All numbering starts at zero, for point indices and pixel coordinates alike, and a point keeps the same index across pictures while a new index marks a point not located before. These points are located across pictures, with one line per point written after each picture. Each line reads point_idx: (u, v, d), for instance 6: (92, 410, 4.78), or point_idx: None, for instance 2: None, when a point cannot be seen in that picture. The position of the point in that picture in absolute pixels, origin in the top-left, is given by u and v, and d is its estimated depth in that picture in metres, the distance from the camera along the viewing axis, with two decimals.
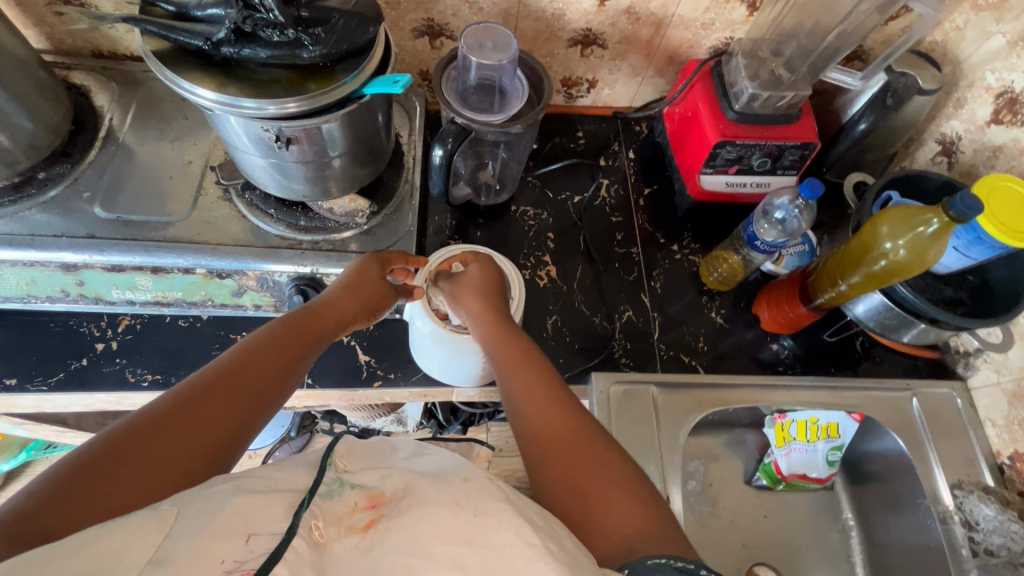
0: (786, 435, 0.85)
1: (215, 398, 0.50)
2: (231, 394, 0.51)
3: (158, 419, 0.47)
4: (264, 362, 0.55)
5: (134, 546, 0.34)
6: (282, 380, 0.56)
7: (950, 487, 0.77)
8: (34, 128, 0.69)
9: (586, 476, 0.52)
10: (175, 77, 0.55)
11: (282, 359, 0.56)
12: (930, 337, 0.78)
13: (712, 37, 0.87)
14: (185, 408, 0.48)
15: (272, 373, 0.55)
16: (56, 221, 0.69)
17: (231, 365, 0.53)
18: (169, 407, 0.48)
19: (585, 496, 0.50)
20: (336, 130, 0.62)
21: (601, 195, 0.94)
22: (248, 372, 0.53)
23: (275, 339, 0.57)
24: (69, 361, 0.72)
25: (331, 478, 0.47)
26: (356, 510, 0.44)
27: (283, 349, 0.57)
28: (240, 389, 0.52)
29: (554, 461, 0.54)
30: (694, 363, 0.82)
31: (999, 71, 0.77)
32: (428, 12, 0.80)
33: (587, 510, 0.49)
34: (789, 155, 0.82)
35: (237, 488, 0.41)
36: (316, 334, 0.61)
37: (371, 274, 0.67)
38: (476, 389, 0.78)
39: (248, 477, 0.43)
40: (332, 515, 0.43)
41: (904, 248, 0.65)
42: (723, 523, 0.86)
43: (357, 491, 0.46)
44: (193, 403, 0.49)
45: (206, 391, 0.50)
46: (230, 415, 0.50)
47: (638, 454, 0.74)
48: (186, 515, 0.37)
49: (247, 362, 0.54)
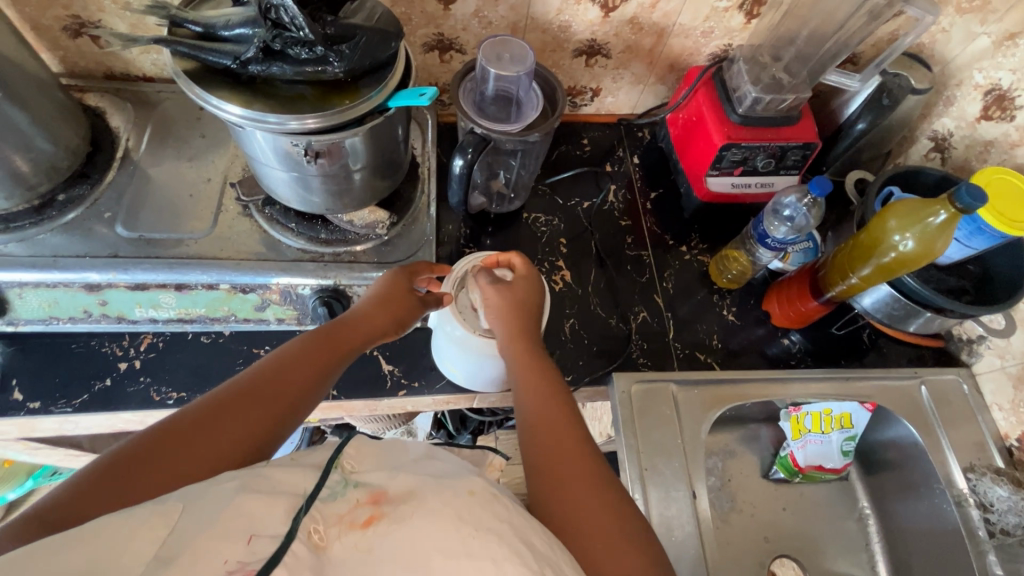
0: (801, 427, 0.87)
1: (247, 405, 0.51)
2: (263, 402, 0.52)
3: (192, 421, 0.48)
4: (293, 373, 0.55)
5: (141, 540, 0.36)
6: (310, 391, 0.56)
7: (962, 471, 0.79)
8: (55, 150, 0.69)
9: (586, 503, 0.49)
10: (204, 94, 0.56)
11: (311, 368, 0.57)
12: (935, 326, 0.81)
13: (712, 45, 0.90)
14: (219, 412, 0.49)
15: (303, 383, 0.56)
16: (77, 243, 0.69)
17: (267, 373, 0.54)
18: (205, 409, 0.49)
19: (579, 522, 0.48)
20: (359, 143, 0.63)
21: (610, 200, 0.96)
22: (281, 380, 0.54)
23: (305, 348, 0.58)
24: (92, 382, 0.71)
25: (336, 479, 0.46)
26: (358, 506, 0.43)
27: (312, 357, 0.58)
28: (272, 397, 0.53)
29: (559, 478, 0.51)
30: (709, 360, 0.84)
31: (987, 70, 0.81)
32: (439, 28, 0.82)
33: (584, 538, 0.47)
34: (792, 155, 0.85)
35: (242, 486, 0.42)
36: (343, 346, 0.61)
37: (398, 288, 0.67)
38: (498, 394, 0.78)
39: (259, 475, 0.44)
40: (334, 516, 0.42)
41: (912, 240, 0.68)
42: (745, 517, 0.87)
43: (361, 489, 0.45)
44: (227, 407, 0.50)
45: (240, 397, 0.51)
46: (255, 425, 0.50)
47: (662, 452, 0.75)
48: (189, 510, 0.39)
49: (281, 370, 0.55)
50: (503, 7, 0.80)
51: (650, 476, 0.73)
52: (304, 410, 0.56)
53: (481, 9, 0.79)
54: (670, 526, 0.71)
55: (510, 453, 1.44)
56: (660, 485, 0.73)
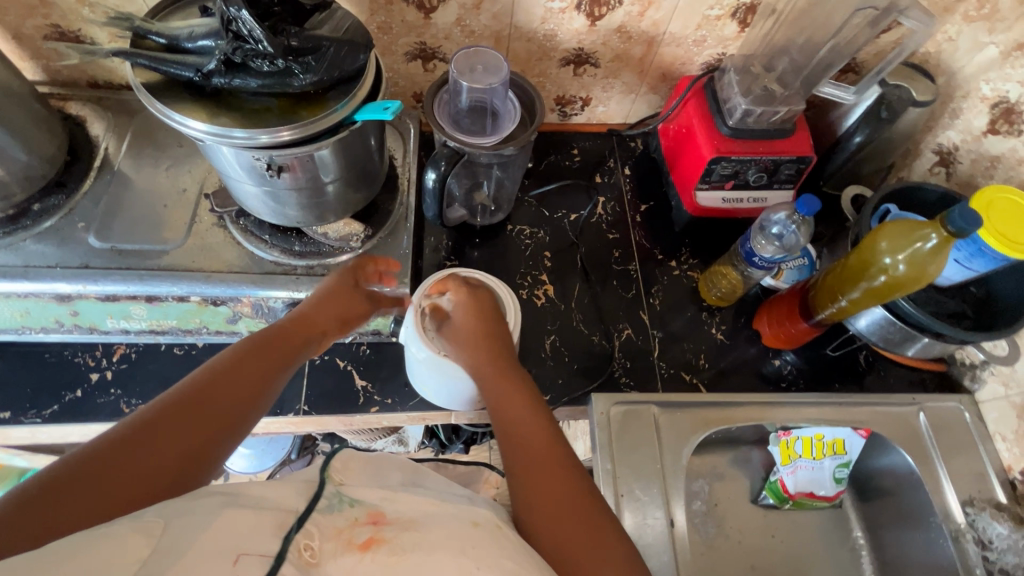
0: (791, 452, 0.82)
1: (191, 414, 0.47)
2: (203, 408, 0.48)
3: (123, 439, 0.43)
4: (239, 376, 0.52)
5: (119, 559, 0.32)
6: (258, 391, 0.52)
7: (961, 504, 0.75)
8: (30, 159, 0.69)
9: (556, 499, 0.49)
10: (165, 109, 0.55)
11: (254, 371, 0.53)
12: (934, 350, 0.77)
13: (705, 54, 0.87)
14: (153, 426, 0.45)
15: (246, 386, 0.51)
16: (51, 252, 0.69)
17: (212, 378, 0.50)
18: (135, 426, 0.44)
19: (549, 521, 0.48)
20: (328, 156, 0.61)
21: (598, 212, 0.94)
22: (227, 385, 0.50)
23: (255, 351, 0.55)
24: (63, 393, 0.71)
25: (331, 492, 0.47)
26: (357, 524, 0.44)
27: (255, 362, 0.54)
28: (212, 403, 0.48)
29: (528, 471, 0.52)
30: (695, 381, 0.81)
31: (994, 81, 0.77)
32: (421, 36, 0.80)
33: (553, 538, 0.47)
34: (785, 169, 0.81)
35: (226, 501, 0.40)
36: (287, 349, 0.58)
37: (338, 287, 0.65)
38: (475, 411, 0.76)
39: (240, 493, 0.42)
40: (331, 530, 0.43)
41: (904, 263, 0.65)
42: (731, 544, 0.84)
43: (358, 508, 0.46)
44: (173, 415, 0.46)
45: (175, 407, 0.47)
46: (199, 435, 0.46)
47: (640, 476, 0.72)
48: (173, 528, 0.36)
49: (217, 376, 0.51)
50: (486, 16, 0.78)
51: (627, 502, 0.71)
52: (254, 414, 0.51)
53: (463, 18, 0.78)
54: (648, 555, 0.68)
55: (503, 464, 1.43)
56: (637, 511, 0.70)
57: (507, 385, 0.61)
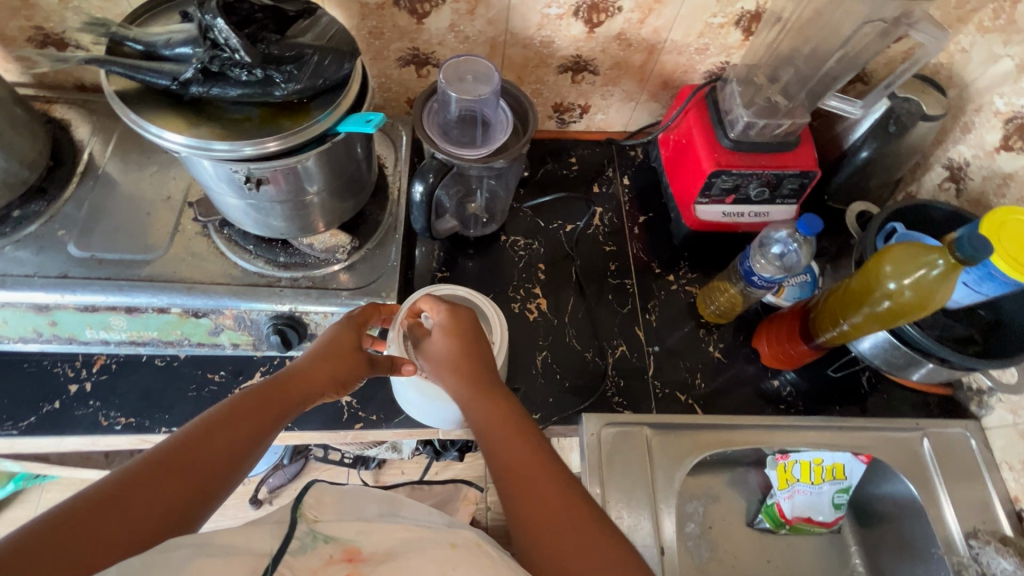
0: (788, 477, 0.80)
1: (171, 477, 0.44)
2: (183, 475, 0.44)
3: (102, 504, 0.40)
4: (227, 435, 0.48)
5: None
6: (248, 453, 0.49)
7: (964, 536, 0.72)
8: (9, 165, 0.68)
9: (551, 516, 0.47)
10: (142, 121, 0.53)
11: (246, 430, 0.50)
12: (940, 375, 0.74)
13: (707, 62, 0.85)
14: (135, 492, 0.42)
15: (235, 449, 0.48)
16: (29, 260, 0.67)
17: (196, 437, 0.47)
18: (115, 489, 0.41)
19: (550, 541, 0.45)
20: (312, 167, 0.59)
21: (595, 223, 0.91)
22: (212, 445, 0.47)
23: (245, 405, 0.51)
24: (41, 404, 0.70)
25: (304, 530, 0.44)
26: (332, 563, 0.42)
27: (247, 418, 0.50)
28: (200, 467, 0.45)
29: (519, 490, 0.49)
30: (690, 401, 0.79)
31: (1008, 95, 0.73)
32: (413, 42, 0.78)
33: (557, 558, 0.45)
34: (788, 183, 0.79)
35: (199, 551, 0.39)
36: (283, 407, 0.54)
37: (345, 342, 0.61)
38: (462, 429, 0.74)
39: (208, 541, 0.40)
40: (305, 569, 0.41)
41: (909, 289, 0.62)
42: (724, 568, 0.82)
43: (333, 545, 0.43)
44: (151, 478, 0.43)
45: (161, 469, 0.44)
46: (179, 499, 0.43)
47: (630, 500, 0.70)
48: None
49: (208, 435, 0.47)
50: (480, 21, 0.76)
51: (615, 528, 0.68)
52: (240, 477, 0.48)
53: (457, 23, 0.75)
54: None
55: None
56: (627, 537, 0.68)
57: (491, 399, 0.58)
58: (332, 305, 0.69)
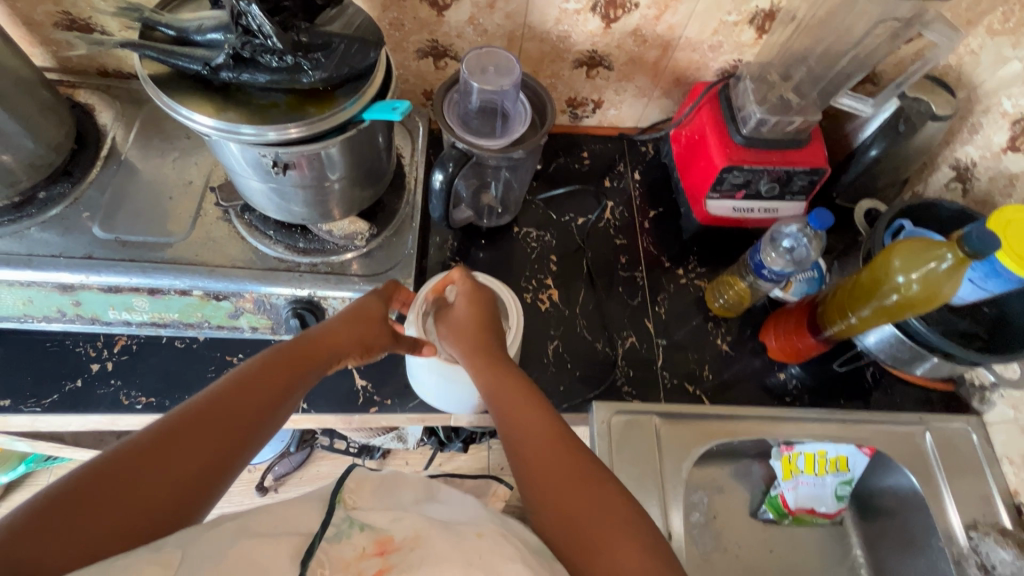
0: (792, 468, 0.81)
1: (207, 429, 0.46)
2: (218, 428, 0.47)
3: (142, 453, 0.43)
4: (258, 391, 0.51)
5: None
6: (276, 409, 0.52)
7: (965, 528, 0.73)
8: (36, 147, 0.69)
9: (574, 500, 0.48)
10: (173, 103, 0.54)
11: (274, 387, 0.52)
12: (944, 370, 0.76)
13: (720, 60, 0.86)
14: (173, 442, 0.44)
15: (265, 404, 0.51)
16: (55, 240, 0.68)
17: (228, 392, 0.49)
18: (154, 440, 0.44)
19: (577, 525, 0.46)
20: (336, 154, 0.61)
21: (606, 217, 0.93)
22: (243, 402, 0.50)
23: (274, 365, 0.54)
24: (64, 382, 0.71)
25: (341, 517, 0.45)
26: (365, 556, 0.42)
27: (276, 377, 0.53)
28: (233, 421, 0.48)
29: (534, 468, 0.51)
30: (698, 392, 0.80)
31: (1016, 97, 0.75)
32: (433, 34, 0.79)
33: (587, 543, 0.45)
34: (798, 180, 0.80)
35: (239, 531, 0.40)
36: (310, 367, 0.56)
37: (369, 310, 0.63)
38: (474, 415, 0.75)
39: (250, 518, 0.42)
40: (340, 561, 0.41)
41: (916, 283, 0.64)
42: (728, 558, 0.83)
43: (367, 534, 0.44)
44: (188, 430, 0.45)
45: (196, 421, 0.46)
46: (213, 448, 0.46)
47: (639, 487, 0.72)
48: (189, 559, 0.37)
49: (241, 391, 0.50)
50: (499, 15, 0.77)
51: None
52: (270, 431, 0.51)
53: (476, 16, 0.77)
54: None
55: (503, 463, 1.47)
56: None
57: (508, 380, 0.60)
58: (349, 291, 0.70)
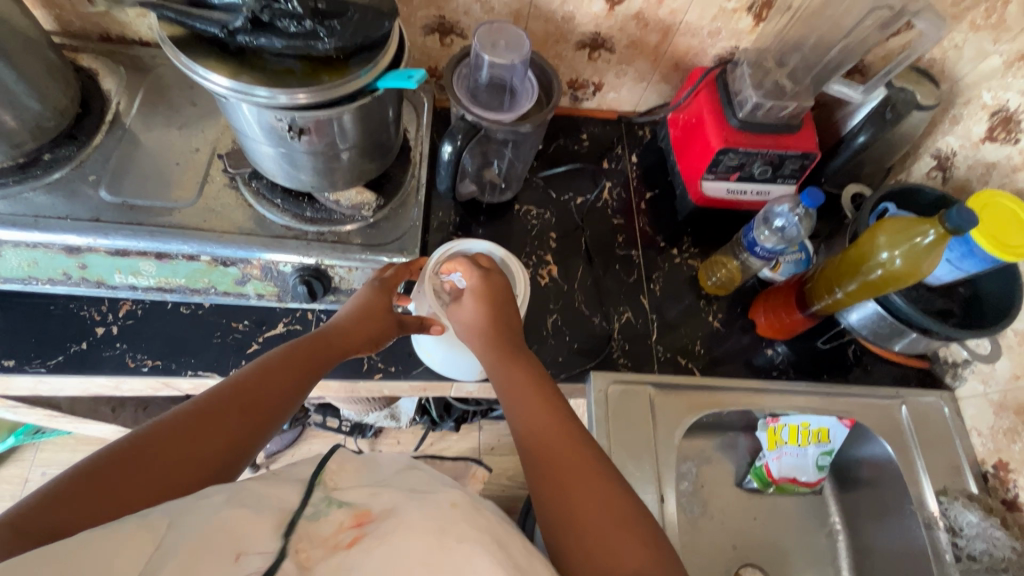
0: (777, 439, 0.86)
1: (226, 414, 0.50)
2: (235, 413, 0.51)
3: (174, 430, 0.47)
4: (273, 381, 0.55)
5: (126, 553, 0.34)
6: (286, 400, 0.55)
7: (936, 494, 0.79)
8: (42, 109, 0.69)
9: (577, 495, 0.49)
10: (190, 63, 0.55)
11: (289, 379, 0.56)
12: (920, 346, 0.80)
13: (718, 46, 0.88)
14: (202, 421, 0.48)
15: (279, 394, 0.55)
16: (60, 203, 0.68)
17: (248, 381, 0.53)
18: (177, 421, 0.48)
19: (573, 512, 0.48)
20: (348, 123, 0.62)
21: (604, 198, 0.95)
22: (261, 391, 0.53)
23: (287, 359, 0.58)
24: (69, 344, 0.72)
25: (319, 496, 0.44)
26: (343, 529, 0.41)
27: (289, 370, 0.57)
28: (255, 404, 0.52)
29: (544, 464, 0.52)
30: (691, 365, 0.83)
31: (995, 90, 0.79)
32: (440, 10, 0.81)
33: (577, 528, 0.47)
34: (790, 164, 0.83)
35: (229, 500, 0.40)
36: (324, 360, 0.61)
37: (378, 303, 0.66)
38: (476, 384, 0.78)
39: (242, 487, 0.42)
40: (318, 537, 0.41)
41: (900, 258, 0.68)
42: (713, 524, 0.88)
43: (345, 510, 0.43)
44: (210, 414, 0.49)
45: (215, 406, 0.50)
46: (231, 432, 0.49)
47: (634, 453, 0.75)
48: (176, 525, 0.37)
49: (260, 381, 0.54)
50: None
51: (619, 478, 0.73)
52: (280, 419, 0.54)
53: None
54: None
55: (493, 443, 1.49)
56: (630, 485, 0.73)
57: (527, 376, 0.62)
58: (355, 260, 0.71)
